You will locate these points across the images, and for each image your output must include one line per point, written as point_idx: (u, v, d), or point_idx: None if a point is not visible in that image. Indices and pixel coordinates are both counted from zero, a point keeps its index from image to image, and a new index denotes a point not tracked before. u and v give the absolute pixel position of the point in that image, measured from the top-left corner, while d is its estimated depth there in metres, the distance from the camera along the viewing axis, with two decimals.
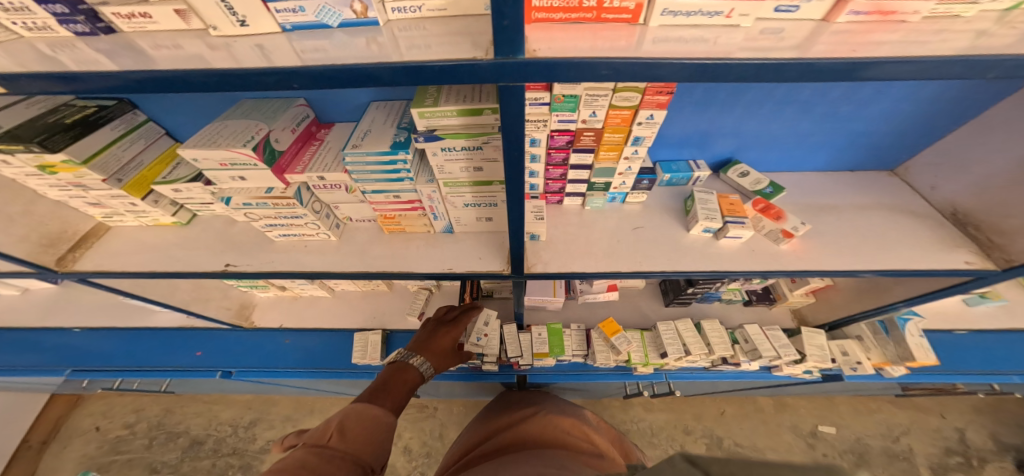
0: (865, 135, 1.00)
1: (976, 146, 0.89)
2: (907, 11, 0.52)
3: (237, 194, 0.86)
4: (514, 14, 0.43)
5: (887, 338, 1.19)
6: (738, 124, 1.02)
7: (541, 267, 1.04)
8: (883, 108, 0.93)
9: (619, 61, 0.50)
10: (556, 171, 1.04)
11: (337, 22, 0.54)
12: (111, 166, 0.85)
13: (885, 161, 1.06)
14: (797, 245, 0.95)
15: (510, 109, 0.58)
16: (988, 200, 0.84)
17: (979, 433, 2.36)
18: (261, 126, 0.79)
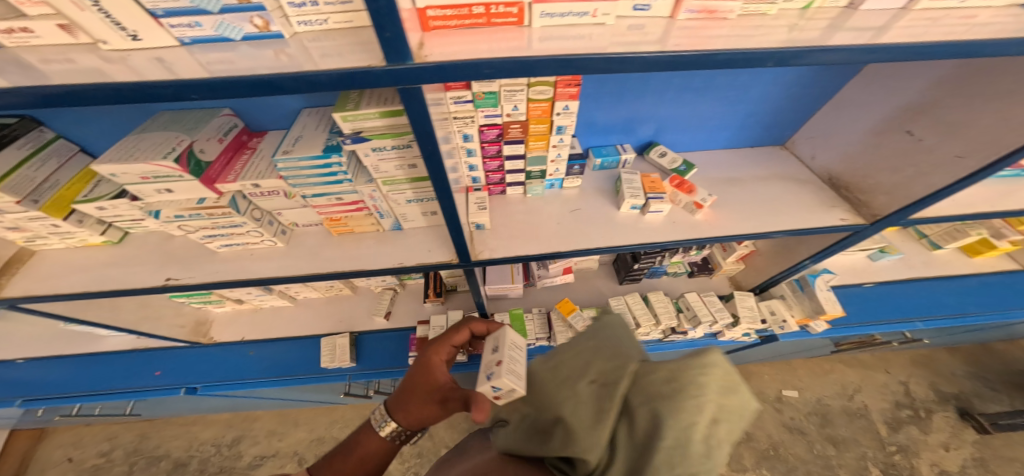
0: (753, 115, 1.12)
1: (838, 118, 1.02)
2: (726, 10, 0.64)
3: (166, 207, 0.90)
4: (393, 27, 0.47)
5: (802, 294, 1.33)
6: (646, 109, 1.13)
7: (488, 253, 1.09)
8: (761, 92, 1.06)
9: (500, 61, 0.55)
10: (493, 163, 1.11)
11: (239, 36, 0.59)
12: (24, 186, 0.85)
13: (777, 138, 1.19)
14: (710, 214, 1.07)
15: (414, 112, 0.60)
16: (854, 165, 0.98)
17: (920, 385, 2.58)
18: (182, 137, 0.83)
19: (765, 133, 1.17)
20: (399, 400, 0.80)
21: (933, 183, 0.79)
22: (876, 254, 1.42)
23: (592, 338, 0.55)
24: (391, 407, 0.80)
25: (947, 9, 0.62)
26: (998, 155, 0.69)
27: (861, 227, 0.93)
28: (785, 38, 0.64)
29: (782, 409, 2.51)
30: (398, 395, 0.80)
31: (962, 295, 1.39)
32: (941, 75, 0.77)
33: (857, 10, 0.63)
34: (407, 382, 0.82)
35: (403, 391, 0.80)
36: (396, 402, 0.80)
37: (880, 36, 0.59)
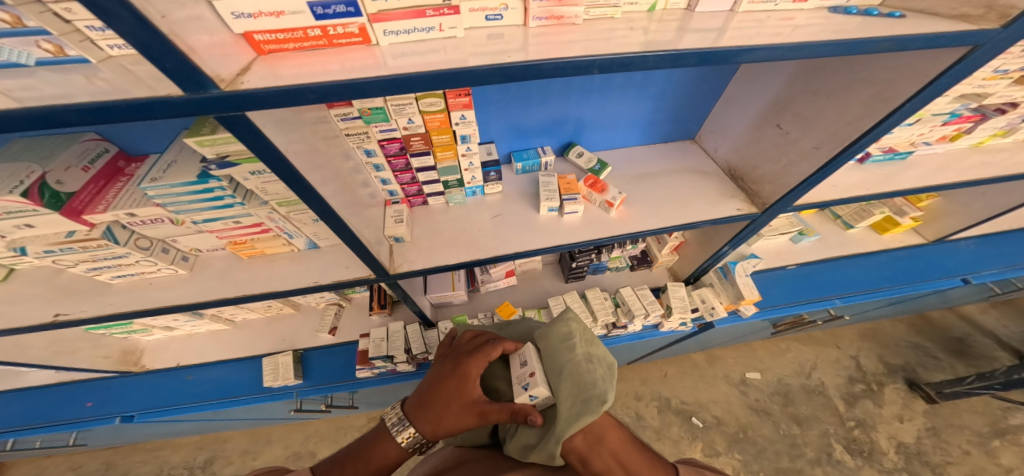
0: (658, 112, 1.18)
1: (729, 115, 1.11)
2: (572, 15, 0.66)
3: (32, 243, 0.89)
4: (171, 57, 0.45)
5: (725, 280, 1.40)
6: (555, 112, 1.14)
7: (407, 266, 1.06)
8: (659, 90, 1.12)
9: (319, 85, 0.53)
10: (405, 176, 1.08)
11: (30, 62, 0.57)
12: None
13: (685, 132, 1.27)
14: (623, 210, 1.09)
15: (244, 136, 0.57)
16: (743, 156, 1.07)
17: (870, 358, 2.68)
18: (35, 168, 0.80)
19: (674, 128, 1.24)
20: (420, 406, 0.79)
21: (801, 172, 0.89)
22: (796, 237, 1.57)
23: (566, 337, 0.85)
24: (408, 412, 0.79)
25: (767, 11, 0.70)
26: (842, 145, 0.79)
27: (755, 215, 1.03)
28: (637, 41, 0.64)
29: (747, 391, 2.53)
30: (420, 400, 0.80)
31: (872, 270, 1.57)
32: (796, 76, 0.87)
33: (695, 11, 0.70)
34: (433, 388, 0.81)
35: (425, 396, 0.80)
36: (415, 407, 0.79)
37: (721, 34, 0.65)
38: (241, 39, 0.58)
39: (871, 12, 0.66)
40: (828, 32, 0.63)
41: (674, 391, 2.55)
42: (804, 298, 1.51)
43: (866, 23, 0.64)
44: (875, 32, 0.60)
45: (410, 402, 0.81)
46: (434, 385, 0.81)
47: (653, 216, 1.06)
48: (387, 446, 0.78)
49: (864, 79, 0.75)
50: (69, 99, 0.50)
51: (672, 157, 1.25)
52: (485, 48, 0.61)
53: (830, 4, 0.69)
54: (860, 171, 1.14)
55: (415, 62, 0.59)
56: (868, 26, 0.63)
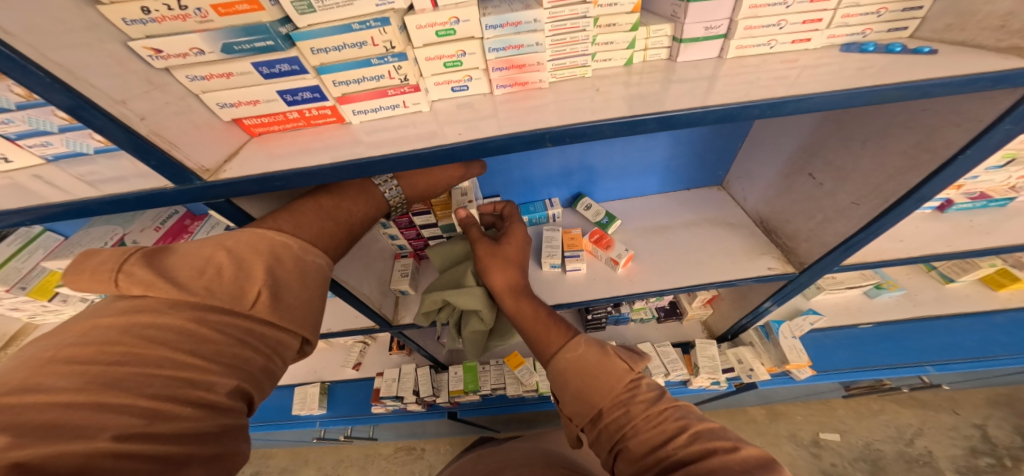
0: (671, 162, 1.06)
1: (755, 159, 0.96)
2: (537, 81, 0.64)
3: None
4: (156, 156, 0.48)
5: (768, 342, 1.20)
6: (561, 163, 1.08)
7: (409, 319, 1.09)
8: (667, 139, 1.01)
9: (286, 173, 0.55)
10: (410, 232, 1.09)
11: (90, 149, 0.61)
12: (13, 276, 0.91)
13: (709, 179, 1.12)
14: (630, 268, 0.98)
15: (236, 220, 0.62)
16: (774, 207, 0.92)
17: (1002, 428, 2.13)
18: (118, 230, 0.90)
19: (699, 174, 1.10)
20: (202, 376, 0.42)
21: (840, 230, 0.73)
22: (872, 291, 1.26)
23: (447, 283, 1.00)
24: (138, 460, 0.35)
25: (761, 55, 0.60)
26: (886, 202, 0.64)
27: (792, 276, 0.86)
28: (608, 101, 0.58)
29: (820, 454, 2.13)
30: (91, 395, 0.36)
31: (981, 336, 1.22)
32: (823, 120, 0.73)
33: (676, 61, 0.62)
34: (68, 370, 0.37)
35: (89, 386, 0.36)
36: (182, 385, 0.40)
37: (711, 83, 0.56)
38: (232, 123, 0.60)
39: (894, 49, 0.54)
40: (859, 73, 0.51)
41: None
42: (877, 364, 1.23)
43: (893, 64, 0.51)
44: (933, 72, 0.47)
45: (280, 303, 0.52)
46: (153, 334, 0.42)
47: (677, 275, 0.93)
48: (290, 293, 0.53)
49: (901, 124, 0.60)
50: (120, 181, 0.56)
51: (700, 204, 1.09)
52: (454, 118, 0.62)
53: (842, 41, 0.58)
54: (943, 221, 0.93)
55: (385, 139, 0.60)
56: (897, 65, 0.51)
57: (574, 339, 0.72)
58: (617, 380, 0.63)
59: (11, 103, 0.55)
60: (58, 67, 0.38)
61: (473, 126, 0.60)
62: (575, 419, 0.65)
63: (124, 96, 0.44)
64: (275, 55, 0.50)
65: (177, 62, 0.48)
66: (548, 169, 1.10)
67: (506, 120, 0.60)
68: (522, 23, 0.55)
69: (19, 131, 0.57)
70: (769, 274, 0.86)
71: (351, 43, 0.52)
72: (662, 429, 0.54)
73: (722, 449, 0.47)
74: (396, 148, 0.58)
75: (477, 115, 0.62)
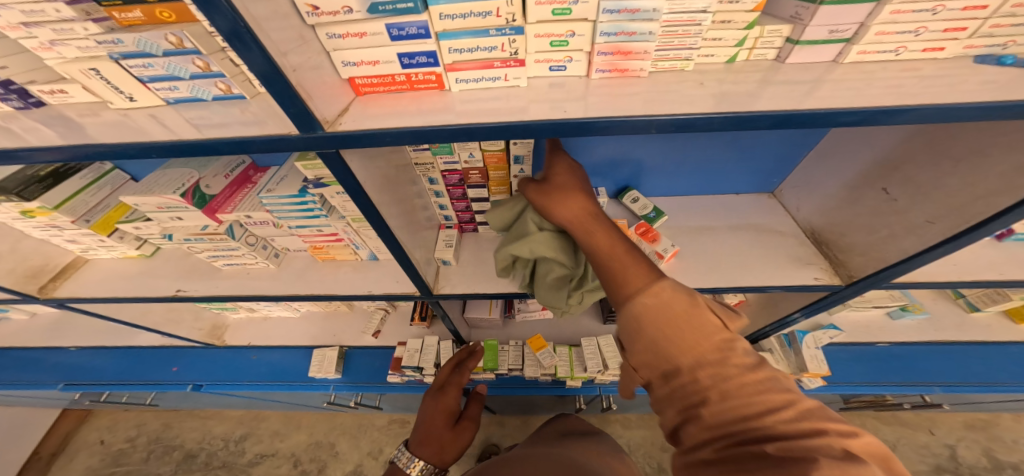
0: (732, 163, 1.08)
1: (820, 169, 0.99)
2: (637, 69, 0.64)
3: (177, 231, 1.03)
4: (294, 104, 0.52)
5: (789, 350, 1.20)
6: (615, 154, 1.10)
7: (449, 289, 1.14)
8: (731, 141, 1.02)
9: (397, 130, 0.59)
10: (460, 204, 1.17)
11: (209, 96, 0.64)
12: (80, 208, 0.96)
13: (763, 185, 1.15)
14: (671, 265, 0.97)
15: (334, 165, 0.67)
16: (830, 220, 0.95)
17: (971, 449, 2.25)
18: (193, 173, 0.96)
19: (752, 179, 1.13)
20: None
21: (904, 247, 0.76)
22: (897, 312, 1.33)
23: (513, 233, 0.93)
24: None
25: (884, 61, 0.62)
26: (966, 222, 0.66)
27: (838, 288, 0.88)
28: (715, 93, 0.59)
29: None
30: None
31: (998, 364, 1.26)
32: (915, 134, 0.75)
33: (784, 62, 0.64)
34: None
35: None
36: None
37: (815, 88, 0.58)
38: (345, 82, 0.66)
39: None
40: (984, 88, 0.53)
41: None
42: (891, 380, 1.28)
43: (1014, 81, 0.53)
44: None
45: None
46: None
47: (725, 276, 0.93)
48: None
49: (1004, 144, 0.62)
50: (227, 126, 0.60)
51: (748, 209, 1.12)
52: (546, 96, 0.63)
53: (977, 52, 0.60)
54: (995, 249, 0.96)
55: (484, 109, 0.62)
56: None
57: (658, 282, 0.59)
58: (705, 337, 0.53)
59: (158, 49, 0.56)
60: (251, 19, 0.42)
61: (565, 100, 0.63)
62: (640, 369, 0.60)
63: (286, 51, 0.49)
64: (410, 18, 0.55)
65: (327, 20, 0.54)
66: (598, 158, 1.11)
67: (617, 104, 0.60)
68: (641, 11, 0.55)
69: (155, 75, 0.59)
70: (816, 283, 0.88)
71: (477, 12, 0.56)
72: (763, 401, 0.48)
73: (835, 432, 0.43)
74: (505, 116, 0.60)
75: (573, 96, 0.63)
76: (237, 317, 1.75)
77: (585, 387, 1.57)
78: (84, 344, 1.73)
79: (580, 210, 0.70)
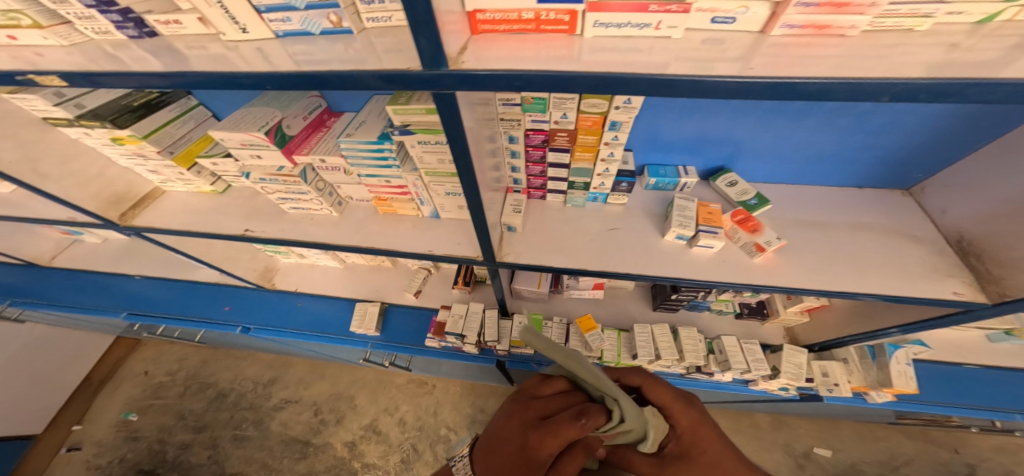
0: (871, 149, 0.96)
1: (997, 167, 0.81)
2: (845, 26, 0.50)
3: (255, 170, 1.06)
4: (429, 35, 0.48)
5: (872, 364, 1.13)
6: (727, 129, 1.00)
7: (512, 257, 1.06)
8: (886, 120, 0.89)
9: (530, 73, 0.52)
10: (536, 168, 1.08)
11: (318, 30, 0.63)
12: (166, 140, 1.06)
13: (899, 180, 1.01)
14: (770, 259, 0.92)
15: (445, 115, 0.62)
16: (988, 229, 0.79)
17: (993, 470, 2.21)
18: (276, 113, 1.00)
19: (889, 171, 1.00)
20: None
21: None
22: (998, 335, 1.24)
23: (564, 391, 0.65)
24: None
25: None
26: None
27: (977, 306, 0.75)
28: (939, 59, 0.47)
29: (805, 466, 2.26)
30: None
31: None
32: None
33: None
34: None
35: None
36: None
37: None
38: (465, 16, 0.58)
39: None
40: None
41: None
42: (975, 403, 1.21)
43: None
44: None
45: None
46: None
47: (813, 276, 0.86)
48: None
49: None
50: (325, 64, 0.57)
51: (863, 206, 1.01)
52: (695, 53, 0.52)
53: None
54: None
55: (620, 61, 0.53)
56: None
57: None
58: None
59: None
60: None
61: (716, 57, 0.51)
62: None
63: None
64: None
65: None
66: (706, 131, 1.02)
67: (821, 56, 0.49)
68: None
69: (271, 3, 0.60)
70: (952, 299, 0.76)
71: None
72: None
73: None
74: (647, 66, 0.52)
75: (732, 55, 0.51)
76: (288, 262, 1.75)
77: None
78: (147, 274, 1.78)
79: (697, 440, 0.64)
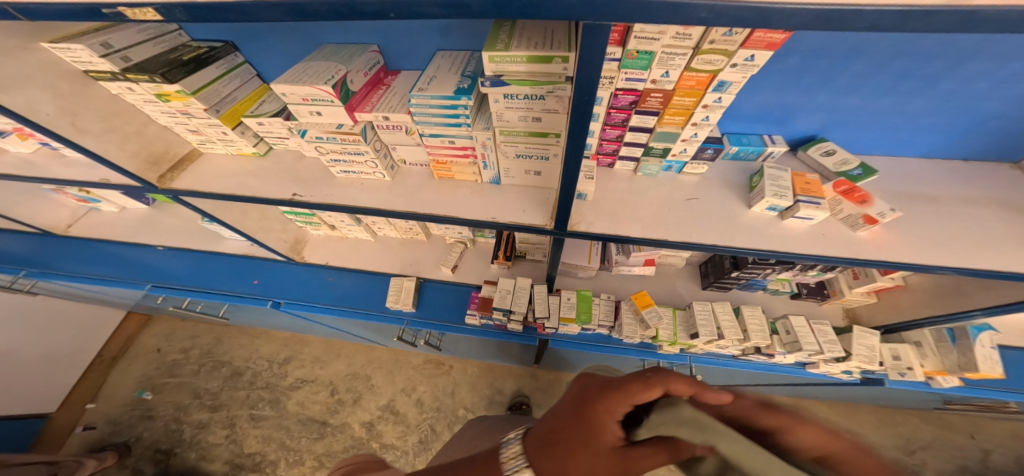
0: (992, 119, 0.92)
1: None
2: None
3: (312, 128, 0.97)
4: None
5: (950, 347, 1.10)
6: (835, 96, 0.95)
7: (583, 226, 0.99)
8: (1022, 89, 0.85)
9: (724, 3, 0.43)
10: (612, 131, 1.01)
11: None
12: (213, 98, 1.00)
13: (1006, 151, 0.99)
14: (877, 233, 0.88)
15: (588, 50, 0.53)
16: None
17: (1005, 456, 2.27)
18: (340, 67, 0.92)
19: (999, 141, 0.97)
20: None
21: None
22: None
23: None
24: None
25: None
26: None
27: None
28: None
29: None
30: None
31: None
32: None
33: None
34: None
35: None
36: None
37: None
38: None
39: None
40: None
41: None
42: None
43: None
44: None
45: None
46: None
47: (916, 252, 0.84)
48: None
49: None
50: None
51: (960, 180, 0.98)
52: None
53: None
54: None
55: None
56: None
57: None
58: None
59: None
60: None
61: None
62: None
63: None
64: None
65: None
66: (814, 98, 0.96)
67: None
68: None
69: None
70: None
71: None
72: None
73: None
74: None
75: None
76: (317, 233, 1.69)
77: (675, 354, 1.46)
78: (172, 245, 1.71)
79: None
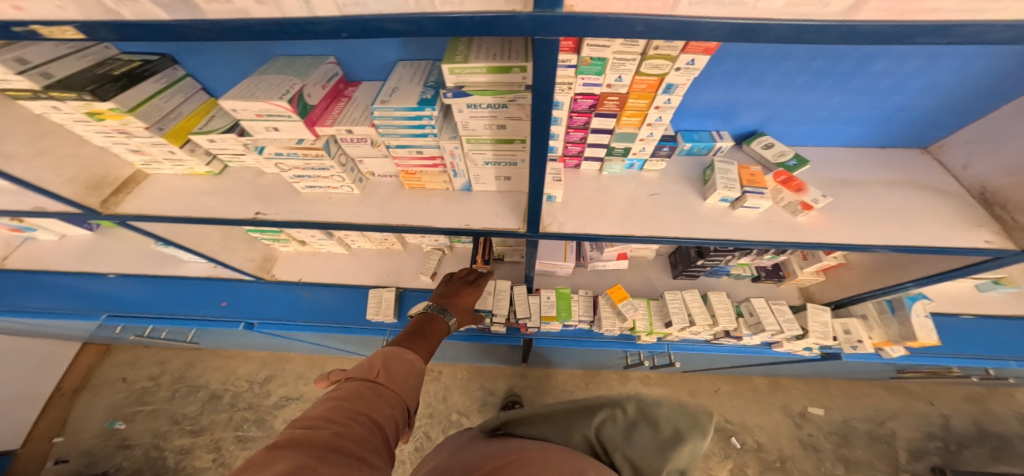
0: (904, 110, 1.02)
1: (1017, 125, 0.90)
2: None
3: (270, 144, 1.00)
4: None
5: (892, 317, 1.21)
6: (769, 92, 1.03)
7: (556, 227, 1.04)
8: (926, 83, 0.95)
9: (657, 18, 0.47)
10: (576, 134, 1.07)
11: None
12: (154, 114, 0.99)
13: (920, 139, 1.10)
14: (815, 217, 0.97)
15: (543, 67, 0.56)
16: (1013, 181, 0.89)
17: (963, 420, 2.45)
18: (296, 82, 0.94)
19: (913, 130, 1.07)
20: None
21: None
22: (987, 284, 1.35)
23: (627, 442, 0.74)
24: None
25: None
26: None
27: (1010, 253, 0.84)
28: None
29: (802, 424, 2.40)
30: None
31: None
32: None
33: None
34: None
35: None
36: None
37: None
38: None
39: None
40: None
41: (720, 409, 2.44)
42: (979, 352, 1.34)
43: None
44: None
45: None
46: None
47: (848, 233, 0.92)
48: None
49: None
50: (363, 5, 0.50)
51: (885, 166, 1.08)
52: None
53: None
54: None
55: None
56: None
57: None
58: None
59: None
60: None
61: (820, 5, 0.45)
62: None
63: None
64: None
65: None
66: (752, 94, 1.04)
67: None
68: None
69: None
70: (986, 247, 0.85)
71: None
72: None
73: None
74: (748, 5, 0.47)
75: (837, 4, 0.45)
76: (287, 250, 1.68)
77: (653, 343, 1.54)
78: (121, 271, 1.66)
79: None
